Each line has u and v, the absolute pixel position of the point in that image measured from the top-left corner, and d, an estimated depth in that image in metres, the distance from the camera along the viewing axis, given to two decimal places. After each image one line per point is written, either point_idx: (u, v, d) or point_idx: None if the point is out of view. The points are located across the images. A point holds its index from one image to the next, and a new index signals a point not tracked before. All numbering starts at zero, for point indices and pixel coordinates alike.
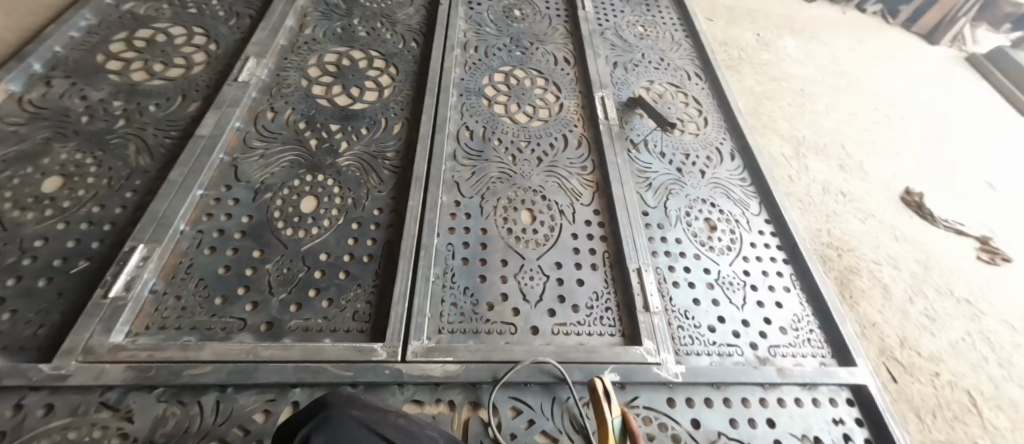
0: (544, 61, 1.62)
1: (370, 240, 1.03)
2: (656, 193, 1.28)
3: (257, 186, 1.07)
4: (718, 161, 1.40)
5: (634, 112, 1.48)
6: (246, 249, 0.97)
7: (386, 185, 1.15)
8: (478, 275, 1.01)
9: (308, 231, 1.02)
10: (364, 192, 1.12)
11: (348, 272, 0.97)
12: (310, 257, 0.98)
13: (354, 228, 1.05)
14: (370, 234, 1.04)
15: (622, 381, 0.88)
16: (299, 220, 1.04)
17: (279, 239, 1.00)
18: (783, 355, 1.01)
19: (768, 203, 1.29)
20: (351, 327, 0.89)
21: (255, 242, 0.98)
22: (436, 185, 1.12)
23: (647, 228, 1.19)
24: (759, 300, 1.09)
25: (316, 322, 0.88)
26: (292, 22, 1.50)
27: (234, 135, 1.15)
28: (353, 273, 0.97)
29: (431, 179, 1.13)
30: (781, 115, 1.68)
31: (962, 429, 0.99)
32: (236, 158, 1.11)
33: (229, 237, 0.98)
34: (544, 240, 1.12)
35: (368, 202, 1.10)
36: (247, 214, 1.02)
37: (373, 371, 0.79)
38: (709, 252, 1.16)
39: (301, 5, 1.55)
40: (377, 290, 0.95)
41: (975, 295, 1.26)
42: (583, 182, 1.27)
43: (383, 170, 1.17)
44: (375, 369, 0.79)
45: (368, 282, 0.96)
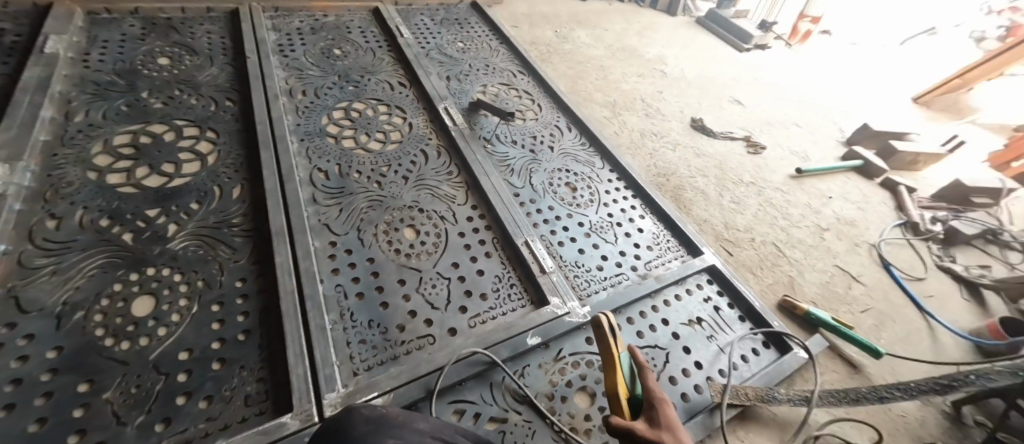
0: (379, 89, 1.64)
1: (241, 314, 0.96)
2: (521, 175, 1.39)
3: (59, 310, 0.89)
4: (561, 135, 1.57)
5: (480, 114, 1.58)
6: (65, 387, 0.80)
7: (238, 254, 1.06)
8: (380, 303, 1.01)
9: (153, 335, 0.90)
10: (214, 270, 1.02)
11: (223, 359, 0.88)
12: (164, 362, 0.86)
13: (216, 310, 0.96)
14: (239, 309, 0.96)
15: (540, 340, 0.99)
16: (135, 327, 0.90)
17: (110, 360, 0.85)
18: (656, 266, 1.19)
19: (607, 156, 1.50)
20: (246, 413, 0.82)
21: (78, 375, 0.81)
22: (302, 234, 1.08)
23: (523, 205, 1.29)
24: (625, 231, 1.28)
25: (197, 429, 0.78)
26: (50, 112, 1.24)
27: (5, 262, 0.93)
28: (230, 358, 0.89)
29: (295, 231, 1.09)
30: (588, 79, 1.93)
31: (780, 271, 1.30)
32: (13, 286, 0.90)
33: (32, 383, 0.79)
34: (435, 249, 1.16)
35: (223, 277, 1.01)
36: (55, 346, 0.84)
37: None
38: (577, 208, 1.32)
39: (59, 91, 1.30)
40: (264, 363, 0.89)
41: (761, 173, 1.61)
42: (453, 186, 1.33)
43: (232, 239, 1.09)
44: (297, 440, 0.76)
45: (251, 359, 0.89)
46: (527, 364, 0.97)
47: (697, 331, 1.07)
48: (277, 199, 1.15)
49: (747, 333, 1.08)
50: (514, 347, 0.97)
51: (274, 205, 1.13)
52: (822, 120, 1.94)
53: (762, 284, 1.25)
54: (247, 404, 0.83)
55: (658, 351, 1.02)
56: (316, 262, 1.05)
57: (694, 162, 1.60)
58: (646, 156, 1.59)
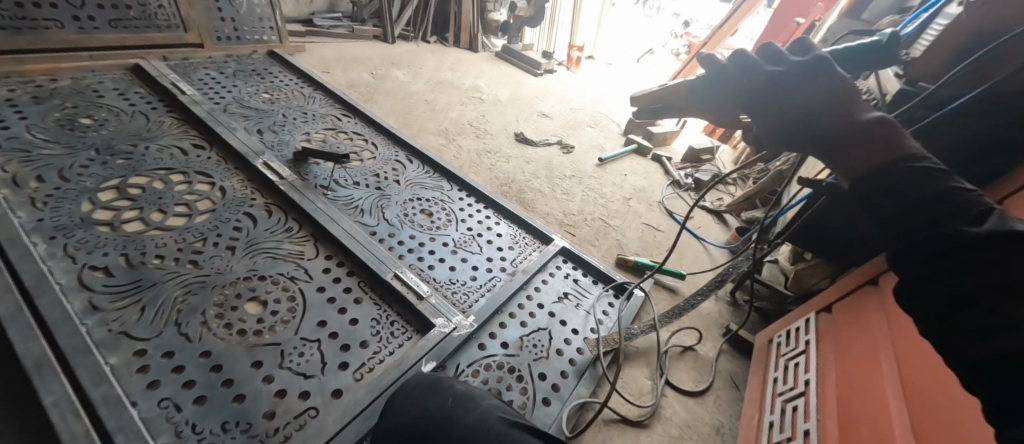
0: (164, 157, 1.35)
1: None
2: (372, 214, 1.32)
3: None
4: (404, 167, 1.56)
5: (309, 162, 1.45)
6: None
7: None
8: (234, 398, 0.83)
9: None
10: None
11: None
12: None
13: None
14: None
15: (433, 364, 0.96)
16: None
17: None
18: (522, 262, 1.28)
19: (452, 177, 1.56)
20: None
21: None
22: (86, 354, 0.81)
23: (382, 241, 1.24)
24: (488, 239, 1.34)
25: None
26: None
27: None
28: None
29: (73, 352, 0.81)
30: (410, 112, 1.97)
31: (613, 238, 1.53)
32: None
33: None
34: (293, 313, 1.01)
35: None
36: None
37: None
38: (437, 230, 1.32)
39: None
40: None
41: (578, 167, 1.88)
42: (296, 242, 1.19)
43: None
44: None
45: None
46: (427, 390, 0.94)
47: (566, 305, 1.21)
48: (30, 322, 0.83)
49: (601, 291, 1.27)
50: None
51: (23, 330, 0.81)
52: (607, 118, 2.39)
53: (601, 251, 1.46)
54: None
55: (542, 333, 1.13)
56: (120, 384, 0.79)
57: (523, 168, 1.78)
58: (482, 171, 1.70)
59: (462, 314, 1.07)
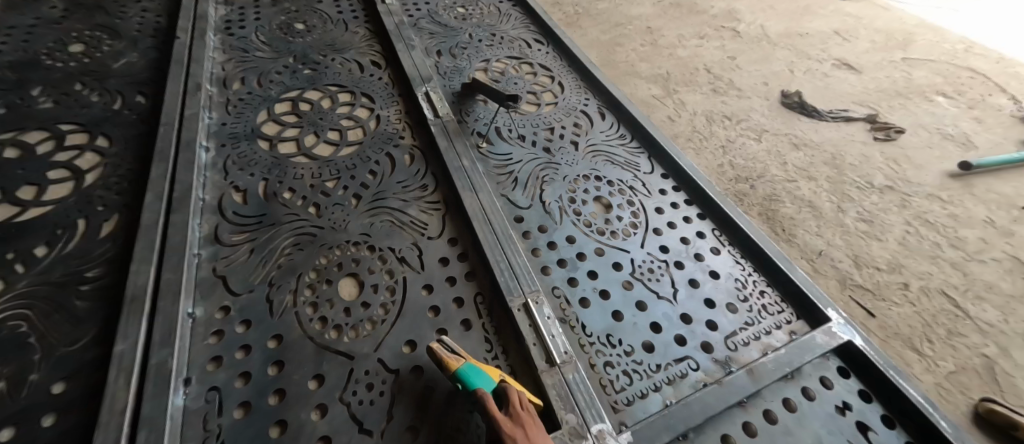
0: (343, 73, 1.21)
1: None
2: (527, 189, 0.95)
3: None
4: (589, 124, 1.12)
5: (476, 100, 1.14)
6: None
7: (79, 335, 0.69)
8: (273, 423, 0.63)
9: None
10: (31, 361, 0.66)
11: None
12: None
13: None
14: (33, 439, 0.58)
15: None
16: None
17: None
18: (744, 343, 0.74)
19: (659, 156, 1.03)
20: None
21: None
22: (171, 298, 0.71)
23: (527, 237, 0.87)
24: (689, 279, 0.82)
25: None
26: None
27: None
28: None
29: (162, 292, 0.72)
30: (626, 45, 1.42)
31: (963, 344, 0.76)
32: None
33: None
34: (383, 315, 0.76)
35: (37, 379, 0.64)
36: None
37: None
38: (610, 239, 0.88)
39: None
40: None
41: (898, 174, 1.04)
42: (425, 209, 0.91)
43: (77, 304, 0.73)
44: None
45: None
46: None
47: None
48: (151, 242, 0.77)
49: None
50: None
51: (144, 249, 0.76)
52: (985, 84, 1.30)
53: (936, 372, 0.73)
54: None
55: None
56: (185, 350, 0.68)
57: (786, 158, 1.07)
58: (711, 151, 1.08)
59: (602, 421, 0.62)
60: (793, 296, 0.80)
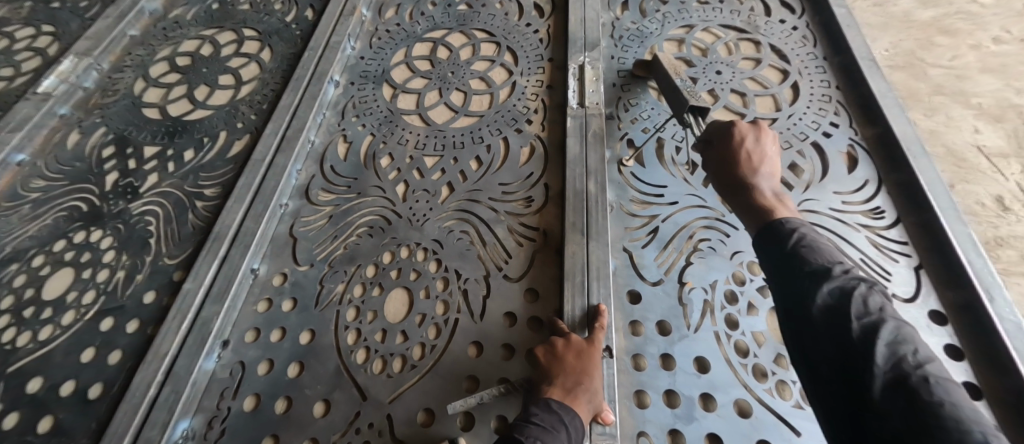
0: (497, 16, 0.99)
1: (117, 351, 0.61)
2: (664, 252, 0.63)
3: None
4: (818, 173, 0.67)
5: (645, 91, 0.80)
6: None
7: (181, 250, 0.71)
8: (269, 436, 0.54)
9: (35, 336, 0.64)
10: (142, 261, 0.70)
11: (54, 420, 0.56)
12: (11, 385, 0.59)
13: (102, 329, 0.64)
14: (120, 342, 0.62)
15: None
16: (32, 313, 0.66)
17: None
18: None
19: (941, 277, 0.56)
20: None
21: None
22: (243, 249, 0.67)
23: (634, 332, 0.57)
24: None
25: None
26: (156, 2, 1.12)
27: (11, 174, 0.82)
28: (61, 424, 0.56)
29: (240, 237, 0.68)
30: (961, 35, 0.80)
31: None
32: None
33: None
34: (417, 359, 0.58)
35: (138, 283, 0.68)
36: None
37: None
38: (770, 395, 0.51)
39: None
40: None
41: None
42: (516, 233, 0.67)
43: (187, 220, 0.74)
44: None
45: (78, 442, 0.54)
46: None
47: None
48: (250, 181, 0.74)
49: None
50: None
51: (245, 186, 0.73)
52: None
53: None
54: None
55: None
56: (234, 311, 0.63)
57: None
58: None
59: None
60: None
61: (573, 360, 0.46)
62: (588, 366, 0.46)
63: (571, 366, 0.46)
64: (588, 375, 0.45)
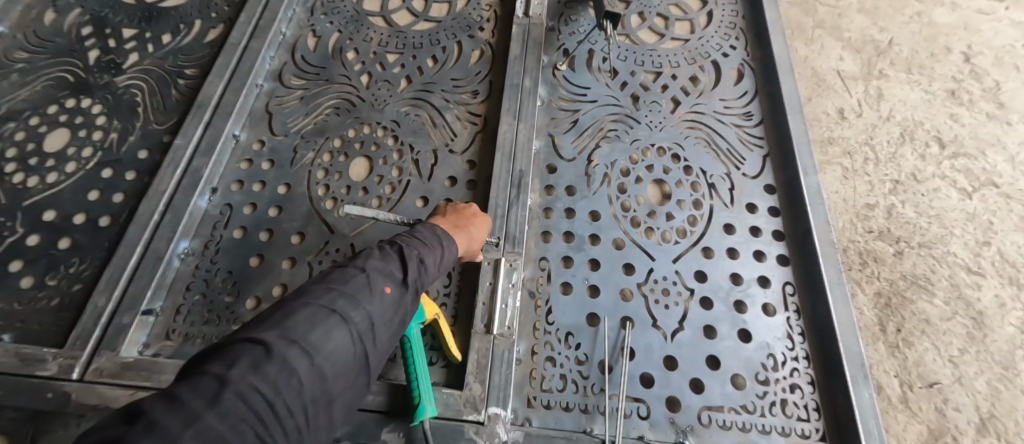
0: None
1: (118, 194, 0.73)
2: (580, 138, 0.78)
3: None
4: (711, 84, 0.83)
5: (585, 9, 0.92)
6: None
7: (168, 118, 0.80)
8: (255, 255, 0.69)
9: (42, 179, 0.74)
10: (132, 126, 0.80)
11: (72, 240, 0.69)
12: (29, 214, 0.71)
13: (103, 176, 0.75)
14: (121, 186, 0.73)
15: (343, 437, 0.54)
16: (37, 162, 0.76)
17: None
18: (725, 426, 0.54)
19: (780, 162, 0.74)
20: (38, 320, 0.62)
21: None
22: (225, 117, 0.77)
23: (547, 193, 0.73)
24: (706, 324, 0.61)
25: None
26: None
27: None
28: (79, 242, 0.68)
29: (221, 107, 0.78)
30: None
31: None
32: None
33: None
34: (376, 206, 0.73)
35: (132, 143, 0.78)
36: None
37: (24, 392, 0.55)
38: (640, 236, 0.68)
39: None
40: (102, 263, 0.67)
41: None
42: (463, 119, 0.81)
43: (171, 93, 0.83)
44: (31, 389, 0.55)
45: (93, 255, 0.67)
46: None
47: None
48: (228, 61, 0.83)
49: None
50: (359, 430, 0.54)
51: (224, 66, 0.82)
52: None
53: None
54: (17, 314, 0.63)
55: None
56: (220, 166, 0.75)
57: (993, 238, 0.68)
58: (871, 182, 0.73)
59: (467, 386, 0.56)
60: (836, 412, 0.54)
61: (467, 213, 0.60)
62: (477, 221, 0.60)
63: (464, 215, 0.59)
64: (473, 225, 0.58)
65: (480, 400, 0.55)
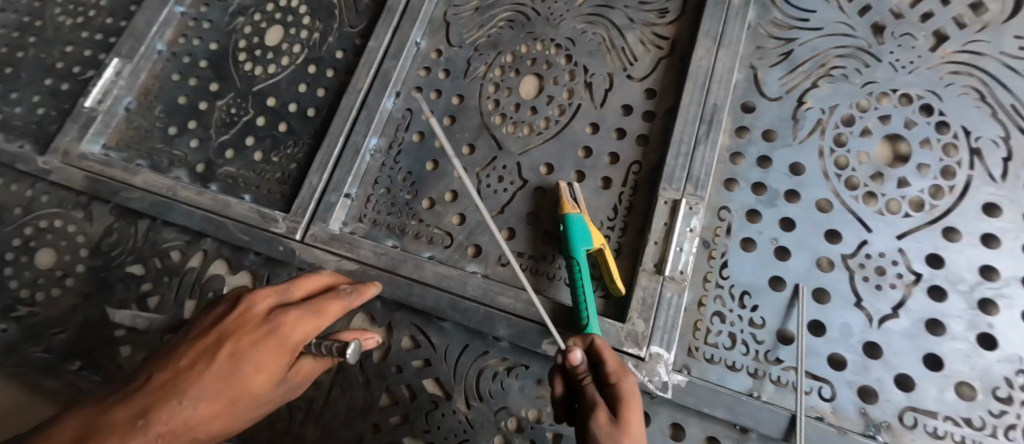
0: None
1: (321, 90, 0.82)
2: (792, 75, 0.63)
3: (232, 9, 0.93)
4: (1002, 15, 0.61)
5: None
6: (207, 81, 0.90)
7: (360, 22, 0.86)
8: (431, 160, 0.75)
9: (267, 69, 0.87)
10: (331, 27, 0.87)
11: (288, 126, 0.82)
12: (258, 100, 0.85)
13: (310, 72, 0.84)
14: (324, 83, 0.83)
15: (505, 337, 0.60)
16: (262, 54, 0.89)
17: (237, 76, 0.88)
18: (935, 434, 0.47)
19: None
20: (272, 189, 0.78)
21: (215, 76, 0.89)
22: (410, 24, 0.80)
23: (739, 135, 0.63)
24: (932, 318, 0.51)
25: (244, 175, 0.80)
26: None
27: None
28: (292, 127, 0.81)
29: (407, 15, 0.81)
30: None
31: None
32: None
33: (196, 65, 0.91)
34: (543, 128, 0.72)
35: (331, 43, 0.85)
36: (214, 41, 0.92)
37: (267, 242, 0.71)
38: (856, 202, 0.57)
39: None
40: (311, 149, 0.79)
41: None
42: (646, 41, 0.72)
43: None
44: (270, 241, 0.71)
45: (305, 141, 0.80)
46: (462, 345, 0.64)
47: None
48: None
49: None
50: (519, 334, 0.60)
51: None
52: None
53: None
54: (253, 180, 0.79)
55: None
56: (404, 72, 0.79)
57: None
58: None
59: (630, 321, 0.56)
60: None
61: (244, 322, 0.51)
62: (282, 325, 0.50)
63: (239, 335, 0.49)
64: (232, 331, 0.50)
65: (642, 336, 0.55)
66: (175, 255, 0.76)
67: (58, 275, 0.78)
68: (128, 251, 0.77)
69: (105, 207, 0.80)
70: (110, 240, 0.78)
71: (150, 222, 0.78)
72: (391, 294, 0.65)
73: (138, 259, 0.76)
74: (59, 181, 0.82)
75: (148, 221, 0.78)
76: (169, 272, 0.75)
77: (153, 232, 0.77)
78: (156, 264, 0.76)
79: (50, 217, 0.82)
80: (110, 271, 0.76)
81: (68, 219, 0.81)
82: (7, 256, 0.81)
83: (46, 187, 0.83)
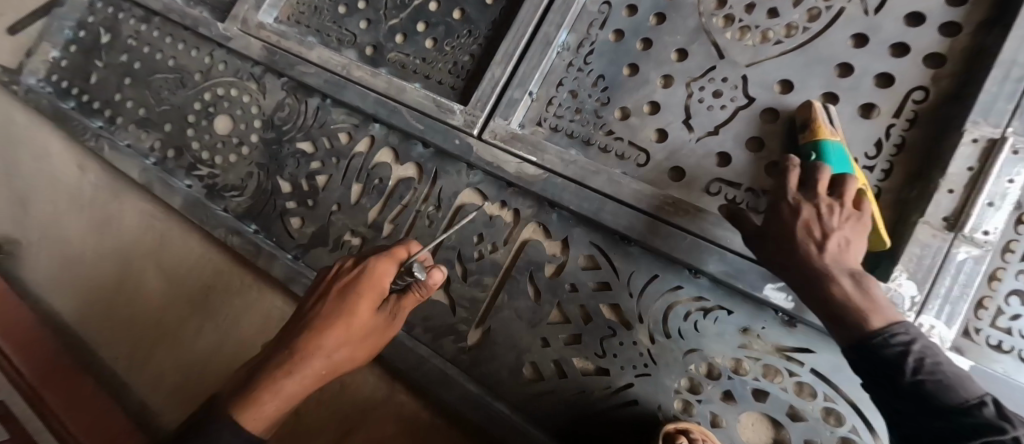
0: None
1: None
2: None
3: None
4: None
5: None
6: None
7: None
8: (629, 64, 0.64)
9: None
10: None
11: (463, 12, 0.74)
12: None
13: None
14: None
15: (714, 273, 0.53)
16: None
17: None
18: None
19: None
20: (444, 80, 0.72)
21: None
22: None
23: None
24: None
25: (413, 62, 0.74)
26: None
27: None
28: (468, 14, 0.73)
29: None
30: None
31: None
32: None
33: None
34: (784, 37, 0.58)
35: None
36: None
37: (443, 135, 0.67)
38: None
39: None
40: (489, 40, 0.71)
41: None
42: None
43: None
44: (446, 133, 0.66)
45: (482, 30, 0.72)
46: (651, 275, 0.57)
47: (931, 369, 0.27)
48: None
49: None
50: (734, 272, 0.52)
51: None
52: None
53: None
54: (422, 69, 0.74)
55: None
56: None
57: None
58: None
59: (895, 280, 0.46)
60: None
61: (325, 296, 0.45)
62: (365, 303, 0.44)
63: (326, 311, 0.43)
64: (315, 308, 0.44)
65: (909, 300, 0.45)
66: (342, 138, 0.74)
67: (235, 142, 0.80)
68: (298, 127, 0.76)
69: (277, 80, 0.80)
70: (282, 115, 0.78)
71: (321, 101, 0.76)
72: (578, 206, 0.59)
73: (308, 136, 0.76)
74: (237, 50, 0.82)
75: (318, 99, 0.76)
76: (337, 153, 0.74)
77: (322, 111, 0.76)
78: (323, 144, 0.75)
79: (227, 86, 0.83)
80: (281, 146, 0.77)
81: (243, 90, 0.82)
82: (189, 118, 0.84)
83: (224, 56, 0.84)
